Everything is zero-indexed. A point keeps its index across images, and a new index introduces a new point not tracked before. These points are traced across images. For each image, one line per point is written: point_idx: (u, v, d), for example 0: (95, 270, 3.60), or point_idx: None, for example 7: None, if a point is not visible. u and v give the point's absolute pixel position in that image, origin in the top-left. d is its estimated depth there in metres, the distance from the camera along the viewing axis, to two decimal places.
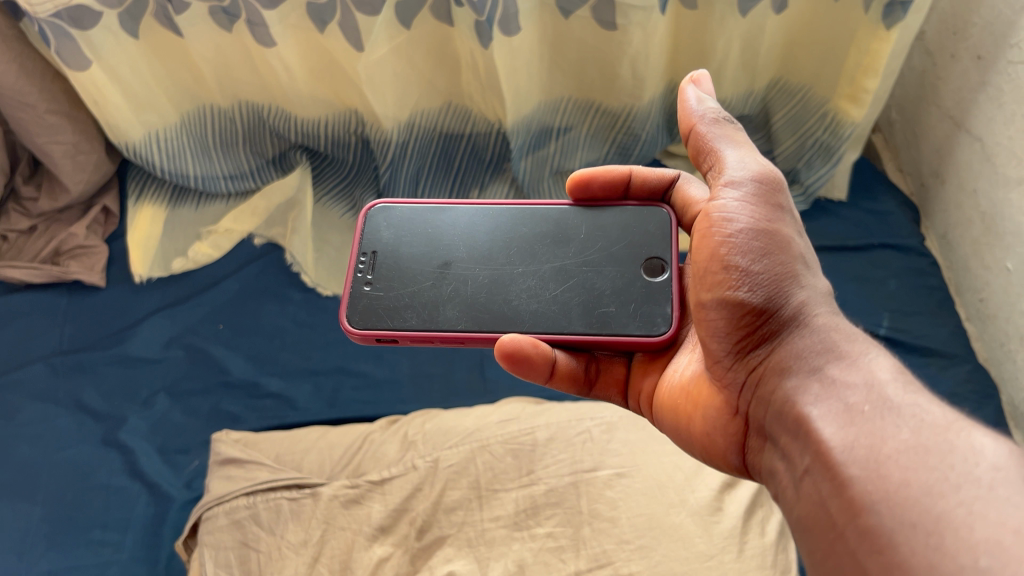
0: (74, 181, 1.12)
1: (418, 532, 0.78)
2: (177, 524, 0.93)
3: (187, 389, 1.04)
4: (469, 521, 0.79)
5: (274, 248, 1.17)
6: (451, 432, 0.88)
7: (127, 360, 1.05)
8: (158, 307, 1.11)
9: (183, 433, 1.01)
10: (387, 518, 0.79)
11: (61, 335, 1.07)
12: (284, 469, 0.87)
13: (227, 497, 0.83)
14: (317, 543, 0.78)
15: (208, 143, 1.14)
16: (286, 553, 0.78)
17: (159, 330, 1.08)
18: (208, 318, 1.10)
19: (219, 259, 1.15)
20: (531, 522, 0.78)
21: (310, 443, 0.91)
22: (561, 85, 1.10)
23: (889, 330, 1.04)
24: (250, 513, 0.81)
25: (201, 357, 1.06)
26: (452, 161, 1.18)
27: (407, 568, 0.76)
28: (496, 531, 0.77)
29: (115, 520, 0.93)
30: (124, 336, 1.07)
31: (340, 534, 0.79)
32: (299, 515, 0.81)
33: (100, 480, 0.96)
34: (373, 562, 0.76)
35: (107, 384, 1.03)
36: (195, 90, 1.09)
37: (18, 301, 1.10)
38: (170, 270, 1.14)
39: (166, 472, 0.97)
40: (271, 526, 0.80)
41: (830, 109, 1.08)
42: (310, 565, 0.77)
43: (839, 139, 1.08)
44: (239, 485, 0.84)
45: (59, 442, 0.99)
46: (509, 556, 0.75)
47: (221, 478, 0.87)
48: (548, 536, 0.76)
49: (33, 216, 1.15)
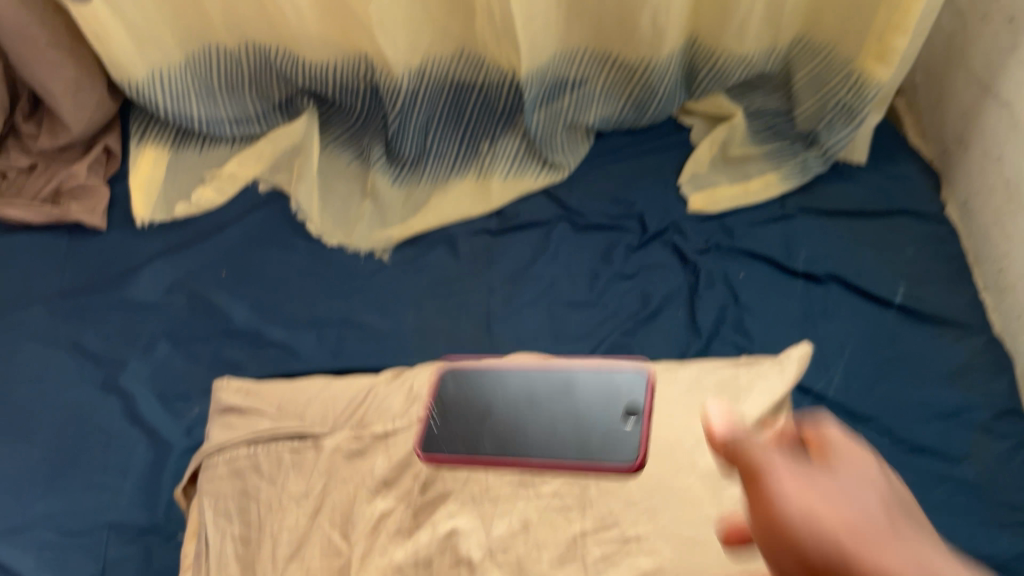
0: (77, 125, 1.08)
1: (420, 497, 0.69)
2: (164, 482, 0.87)
3: (182, 336, 0.99)
4: (475, 477, 0.69)
5: (281, 196, 1.12)
6: (475, 373, 0.76)
7: (127, 306, 1.02)
8: (156, 254, 1.07)
9: (175, 382, 0.96)
10: (380, 480, 0.71)
11: (59, 278, 1.04)
12: (286, 416, 0.78)
13: (215, 453, 0.77)
14: (298, 507, 0.71)
15: (210, 76, 1.09)
16: (287, 505, 0.71)
17: (160, 272, 1.05)
18: (205, 266, 1.05)
19: (216, 203, 1.11)
20: (553, 516, 0.66)
21: (312, 394, 0.80)
22: (577, 40, 1.07)
23: (919, 290, 0.97)
24: (240, 467, 0.74)
25: (196, 306, 1.02)
26: (463, 112, 1.12)
27: (409, 524, 0.68)
28: (502, 532, 0.65)
29: (102, 475, 0.88)
30: (122, 283, 1.04)
31: (320, 498, 0.71)
32: (286, 475, 0.73)
33: (88, 431, 0.91)
34: (374, 518, 0.69)
35: (102, 330, 1.00)
36: (207, 39, 1.07)
37: (19, 242, 1.07)
38: (170, 216, 1.10)
39: (157, 421, 0.91)
40: (273, 475, 0.73)
41: (856, 69, 1.04)
42: (312, 518, 0.70)
43: (861, 101, 1.04)
44: (244, 432, 0.77)
45: (51, 387, 0.95)
46: (518, 537, 0.65)
47: (222, 425, 0.79)
48: (566, 509, 0.66)
49: (34, 156, 1.12)
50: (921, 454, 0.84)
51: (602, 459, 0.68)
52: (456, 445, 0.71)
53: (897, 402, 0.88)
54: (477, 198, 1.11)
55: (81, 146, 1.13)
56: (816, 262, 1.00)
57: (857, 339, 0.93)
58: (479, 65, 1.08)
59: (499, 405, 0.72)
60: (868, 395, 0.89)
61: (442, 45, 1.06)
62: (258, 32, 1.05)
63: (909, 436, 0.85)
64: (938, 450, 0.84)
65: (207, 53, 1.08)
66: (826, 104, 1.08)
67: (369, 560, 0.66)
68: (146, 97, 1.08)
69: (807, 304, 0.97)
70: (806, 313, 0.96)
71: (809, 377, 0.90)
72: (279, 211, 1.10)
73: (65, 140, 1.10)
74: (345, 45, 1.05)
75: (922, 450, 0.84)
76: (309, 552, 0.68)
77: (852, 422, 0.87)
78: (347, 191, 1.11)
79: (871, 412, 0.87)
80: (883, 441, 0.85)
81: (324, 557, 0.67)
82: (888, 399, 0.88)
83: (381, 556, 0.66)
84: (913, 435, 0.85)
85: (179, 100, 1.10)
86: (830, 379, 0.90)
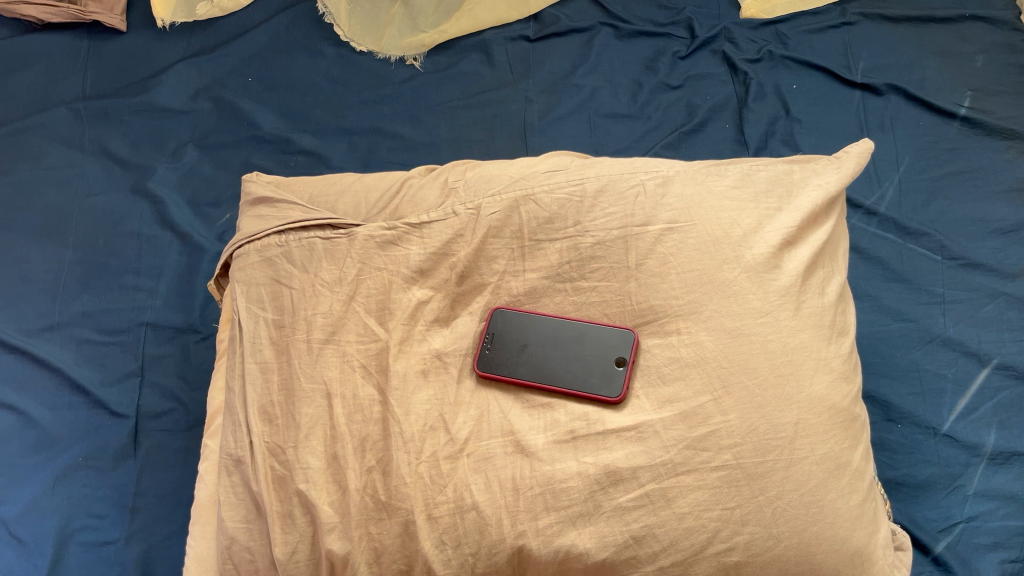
0: (97, 78, 1.08)
1: (451, 452, 0.58)
2: (174, 512, 0.82)
3: (190, 307, 0.93)
4: (505, 525, 0.55)
5: (289, 123, 1.04)
6: None
7: (133, 236, 0.97)
8: (171, 163, 1.02)
9: (195, 312, 0.92)
10: (400, 331, 0.62)
11: (68, 211, 0.99)
12: (319, 208, 0.69)
13: (237, 290, 0.65)
14: (322, 370, 0.61)
15: (236, 84, 1.07)
16: (320, 290, 0.63)
17: (171, 192, 1.00)
18: (225, 187, 1.01)
19: (230, 123, 1.04)
20: (602, 490, 0.55)
21: (343, 186, 0.71)
22: (607, 40, 1.07)
23: (998, 242, 0.88)
24: (269, 268, 0.65)
25: (223, 207, 0.99)
26: None
27: (447, 314, 0.64)
28: (549, 528, 0.55)
29: (102, 503, 0.82)
30: (129, 219, 0.98)
31: (343, 360, 0.61)
32: (308, 328, 0.62)
33: (88, 447, 0.84)
34: (412, 305, 0.63)
35: (107, 301, 0.93)
36: (243, 28, 1.11)
37: (29, 136, 1.03)
38: (186, 138, 1.04)
39: (159, 457, 0.84)
40: (304, 264, 0.65)
41: (908, 65, 1.02)
42: (346, 304, 0.63)
43: (928, 97, 0.98)
44: (272, 222, 0.68)
45: (65, 325, 0.91)
46: (568, 484, 0.56)
47: (250, 218, 0.70)
48: (632, 457, 0.56)
49: (45, 82, 1.07)
50: (989, 465, 0.78)
51: (625, 417, 0.58)
52: (505, 349, 0.62)
53: (971, 416, 0.80)
54: (514, 115, 1.03)
55: (73, 99, 1.06)
56: (887, 187, 0.93)
57: (934, 343, 0.83)
58: (504, 66, 1.06)
59: (537, 330, 0.62)
60: (942, 416, 0.80)
61: (473, 29, 1.08)
62: (300, 33, 1.10)
63: (976, 442, 0.78)
64: (1010, 455, 0.78)
65: (237, 64, 1.08)
66: (897, 81, 1.00)
67: (396, 459, 0.57)
68: (175, 59, 1.09)
69: (860, 237, 0.90)
70: (885, 277, 0.88)
71: (880, 390, 0.82)
72: (299, 129, 1.04)
73: (83, 97, 1.06)
74: (378, 47, 1.08)
75: (989, 459, 0.78)
76: (323, 443, 0.59)
77: (925, 441, 0.79)
78: (364, 126, 1.03)
79: (944, 430, 0.79)
80: (955, 464, 0.78)
81: (353, 422, 0.59)
82: (967, 421, 0.79)
83: (406, 465, 0.57)
84: (981, 441, 0.78)
85: (203, 85, 1.07)
86: (904, 396, 0.81)
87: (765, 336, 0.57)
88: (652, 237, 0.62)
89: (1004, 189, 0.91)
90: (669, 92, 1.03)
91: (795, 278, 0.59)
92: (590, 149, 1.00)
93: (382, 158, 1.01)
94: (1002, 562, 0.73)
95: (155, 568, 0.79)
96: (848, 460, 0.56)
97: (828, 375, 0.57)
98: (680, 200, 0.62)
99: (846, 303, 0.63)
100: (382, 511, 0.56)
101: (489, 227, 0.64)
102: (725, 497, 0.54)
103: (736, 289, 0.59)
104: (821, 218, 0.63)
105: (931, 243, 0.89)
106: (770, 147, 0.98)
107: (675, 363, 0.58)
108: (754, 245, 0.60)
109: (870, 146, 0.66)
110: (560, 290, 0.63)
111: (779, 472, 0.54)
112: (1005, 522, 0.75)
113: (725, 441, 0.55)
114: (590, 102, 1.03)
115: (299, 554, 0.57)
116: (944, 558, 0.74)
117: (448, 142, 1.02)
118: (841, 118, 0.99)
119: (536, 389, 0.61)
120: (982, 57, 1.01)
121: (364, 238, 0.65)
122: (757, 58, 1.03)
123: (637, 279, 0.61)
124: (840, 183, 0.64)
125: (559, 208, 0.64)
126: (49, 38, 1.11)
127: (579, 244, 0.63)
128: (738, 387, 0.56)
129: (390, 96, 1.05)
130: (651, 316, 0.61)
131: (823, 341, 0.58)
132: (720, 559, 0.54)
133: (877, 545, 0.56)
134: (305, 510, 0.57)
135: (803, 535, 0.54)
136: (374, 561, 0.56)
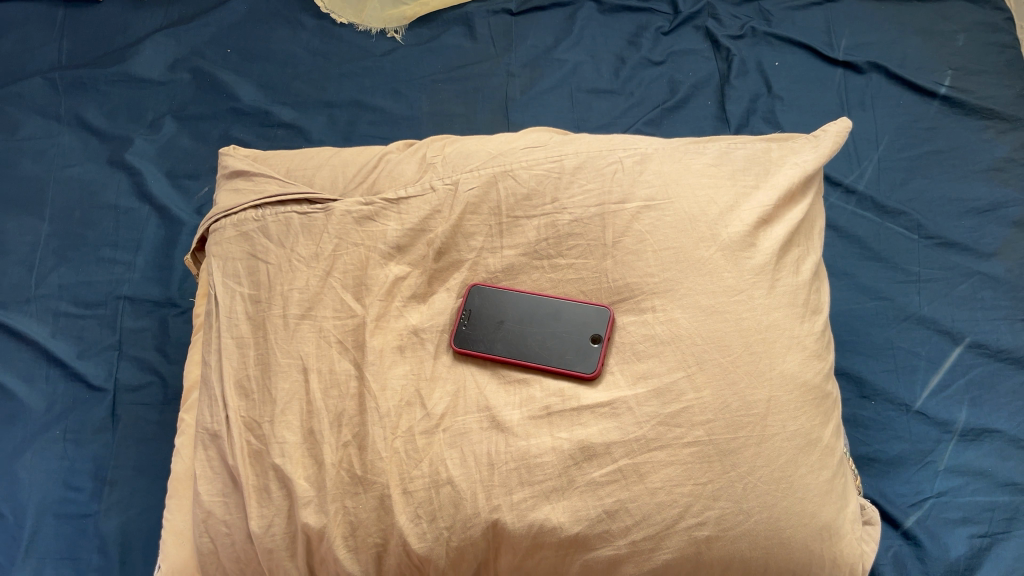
0: (73, 47, 1.06)
1: (426, 427, 0.58)
2: (151, 485, 0.82)
3: (168, 281, 0.92)
4: (480, 500, 0.56)
5: (268, 96, 1.03)
6: None
7: (110, 209, 0.96)
8: (148, 135, 1.01)
9: (173, 286, 0.92)
10: (377, 307, 0.62)
11: (45, 182, 0.98)
12: (295, 182, 0.69)
13: (214, 265, 0.65)
14: (298, 346, 0.61)
15: (215, 55, 1.06)
16: (297, 265, 0.63)
17: (149, 164, 0.99)
18: (204, 160, 1.00)
19: (208, 95, 1.03)
20: (576, 465, 0.56)
21: (322, 160, 0.71)
22: (589, 14, 1.07)
23: (974, 222, 0.89)
24: (246, 243, 0.65)
25: (201, 179, 0.99)
26: None
27: (423, 291, 0.64)
28: (523, 503, 0.55)
29: (81, 475, 0.82)
30: (107, 192, 0.97)
31: (319, 335, 0.61)
32: (284, 302, 0.62)
33: (66, 421, 0.84)
34: (389, 282, 0.63)
35: (84, 273, 0.93)
36: None
37: (4, 106, 1.02)
38: (163, 110, 1.03)
39: (137, 430, 0.84)
40: (281, 238, 0.64)
41: (890, 43, 1.02)
42: (322, 280, 0.63)
43: (908, 75, 0.98)
44: (249, 197, 0.68)
45: (41, 297, 0.91)
46: (543, 459, 0.56)
47: (227, 192, 0.69)
48: (606, 433, 0.56)
49: (21, 51, 1.06)
50: (960, 441, 0.79)
51: (599, 393, 0.58)
52: (482, 325, 0.62)
53: (944, 393, 0.81)
54: (495, 90, 1.02)
55: (48, 69, 1.05)
56: (866, 166, 0.93)
57: (909, 321, 0.84)
58: (486, 40, 1.05)
59: (515, 307, 0.63)
60: (915, 393, 0.81)
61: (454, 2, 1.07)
62: (280, 4, 1.09)
63: (947, 419, 0.79)
64: (981, 432, 0.79)
65: (215, 35, 1.07)
66: (879, 60, 1.00)
67: (372, 434, 0.57)
68: (153, 29, 1.08)
69: (838, 216, 0.91)
70: (862, 254, 0.88)
71: (855, 367, 0.83)
72: (279, 101, 1.03)
73: (59, 66, 1.05)
74: (359, 19, 1.07)
75: (961, 435, 0.79)
76: (299, 417, 0.59)
77: (897, 418, 0.80)
78: (344, 99, 1.02)
79: (916, 407, 0.80)
80: (926, 440, 0.79)
81: (329, 398, 0.59)
82: (939, 398, 0.81)
83: (382, 440, 0.57)
84: (953, 417, 0.80)
85: (182, 55, 1.06)
86: (878, 373, 0.82)
87: (740, 314, 0.58)
88: (629, 214, 0.62)
89: (983, 168, 0.92)
90: (651, 68, 1.02)
91: (770, 257, 0.60)
92: (573, 125, 1.00)
93: (362, 131, 1.00)
94: (971, 536, 0.74)
95: (133, 540, 0.79)
96: (818, 436, 0.57)
97: (801, 353, 0.58)
98: (658, 178, 0.63)
99: (820, 281, 0.64)
100: (358, 485, 0.57)
101: (467, 203, 0.64)
102: (697, 472, 0.55)
103: (712, 267, 0.59)
104: (797, 197, 0.64)
105: (908, 222, 0.89)
106: (751, 124, 0.98)
107: (650, 340, 0.59)
108: (730, 223, 0.60)
109: (848, 125, 0.67)
110: (537, 266, 0.64)
111: (750, 448, 0.55)
112: (973, 498, 0.76)
113: (698, 418, 0.56)
114: (572, 77, 1.02)
115: (275, 527, 0.57)
116: (913, 532, 0.75)
117: (429, 116, 1.01)
118: (822, 96, 0.99)
119: (513, 365, 0.61)
120: (964, 36, 1.01)
121: (341, 213, 0.65)
122: (740, 34, 1.03)
123: (614, 257, 0.62)
124: (817, 162, 0.64)
125: (537, 184, 0.64)
126: (23, 6, 1.09)
127: (557, 221, 0.63)
128: (711, 364, 0.57)
129: (371, 69, 1.04)
130: (627, 294, 0.61)
131: (796, 319, 0.59)
132: (692, 534, 0.54)
133: (845, 521, 0.57)
134: (281, 484, 0.58)
135: (772, 510, 0.55)
136: (350, 535, 0.57)
